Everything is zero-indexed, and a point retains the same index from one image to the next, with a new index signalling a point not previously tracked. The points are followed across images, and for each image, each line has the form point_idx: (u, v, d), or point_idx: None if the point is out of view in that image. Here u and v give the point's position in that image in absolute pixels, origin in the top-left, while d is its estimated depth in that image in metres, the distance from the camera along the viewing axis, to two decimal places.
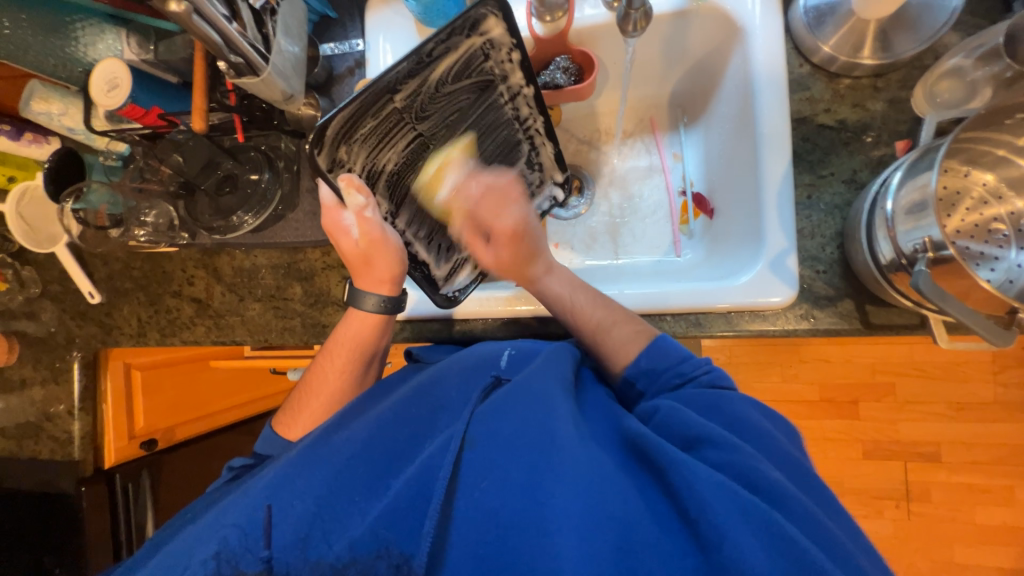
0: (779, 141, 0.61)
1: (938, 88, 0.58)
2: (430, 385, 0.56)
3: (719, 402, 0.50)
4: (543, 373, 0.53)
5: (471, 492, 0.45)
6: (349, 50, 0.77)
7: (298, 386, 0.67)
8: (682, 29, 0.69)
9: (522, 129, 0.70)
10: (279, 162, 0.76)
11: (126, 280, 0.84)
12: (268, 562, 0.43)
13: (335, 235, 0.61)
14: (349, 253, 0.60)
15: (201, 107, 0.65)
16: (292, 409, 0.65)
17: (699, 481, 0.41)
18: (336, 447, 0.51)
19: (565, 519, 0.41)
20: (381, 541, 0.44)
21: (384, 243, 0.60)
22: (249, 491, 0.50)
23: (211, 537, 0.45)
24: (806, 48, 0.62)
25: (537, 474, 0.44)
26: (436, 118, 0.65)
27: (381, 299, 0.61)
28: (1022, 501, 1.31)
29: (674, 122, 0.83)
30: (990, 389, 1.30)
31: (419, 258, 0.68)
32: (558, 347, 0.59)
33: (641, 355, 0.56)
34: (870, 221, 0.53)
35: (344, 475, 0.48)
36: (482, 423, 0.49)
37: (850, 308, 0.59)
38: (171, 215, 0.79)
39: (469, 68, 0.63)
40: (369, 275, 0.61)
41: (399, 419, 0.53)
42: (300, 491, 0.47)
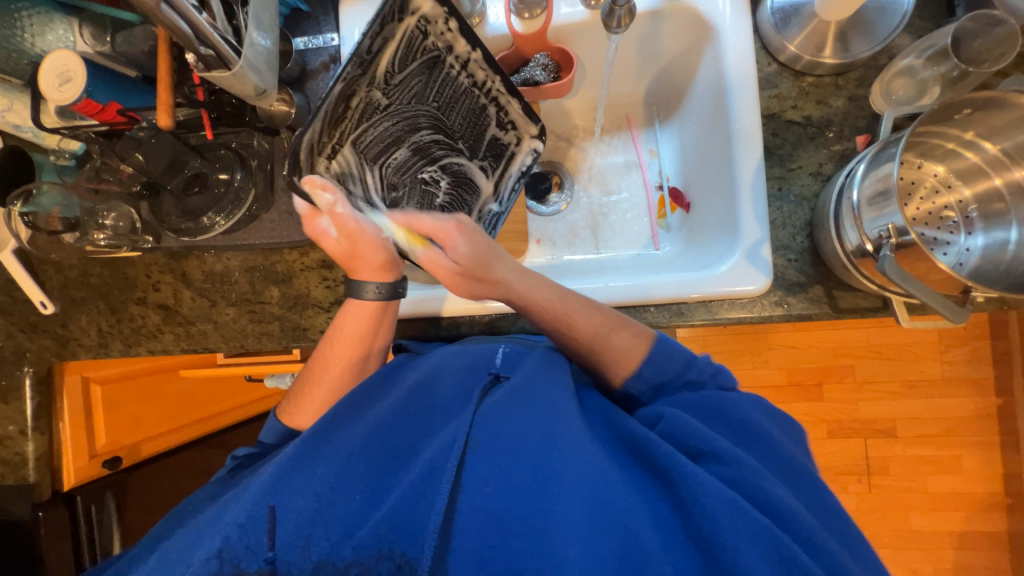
0: (752, 135, 0.63)
1: (893, 86, 0.62)
2: (429, 383, 0.55)
3: (725, 406, 0.52)
4: (546, 376, 0.53)
5: (475, 495, 0.45)
6: (323, 45, 0.75)
7: (301, 372, 0.65)
8: (657, 27, 0.71)
9: (484, 95, 0.69)
10: (252, 162, 0.74)
11: (83, 288, 0.79)
12: (272, 563, 0.43)
13: (317, 239, 0.57)
14: (339, 252, 0.58)
15: (166, 103, 0.60)
16: (296, 399, 0.63)
17: (708, 495, 0.42)
18: (336, 449, 0.49)
19: (568, 524, 0.42)
20: (384, 543, 0.44)
21: (362, 234, 0.56)
22: (247, 489, 0.49)
23: (212, 535, 0.44)
24: (773, 48, 0.65)
25: (544, 478, 0.45)
26: (398, 110, 0.64)
27: (379, 286, 0.59)
28: (968, 468, 1.42)
29: (649, 119, 0.86)
30: (938, 366, 1.41)
31: None
32: (549, 350, 0.59)
33: (643, 364, 0.57)
34: (837, 210, 0.57)
35: (346, 478, 0.47)
36: (485, 425, 0.49)
37: (820, 294, 0.63)
38: (133, 217, 0.75)
39: (411, 50, 0.62)
40: (360, 266, 0.58)
41: (398, 421, 0.52)
42: (300, 488, 0.46)
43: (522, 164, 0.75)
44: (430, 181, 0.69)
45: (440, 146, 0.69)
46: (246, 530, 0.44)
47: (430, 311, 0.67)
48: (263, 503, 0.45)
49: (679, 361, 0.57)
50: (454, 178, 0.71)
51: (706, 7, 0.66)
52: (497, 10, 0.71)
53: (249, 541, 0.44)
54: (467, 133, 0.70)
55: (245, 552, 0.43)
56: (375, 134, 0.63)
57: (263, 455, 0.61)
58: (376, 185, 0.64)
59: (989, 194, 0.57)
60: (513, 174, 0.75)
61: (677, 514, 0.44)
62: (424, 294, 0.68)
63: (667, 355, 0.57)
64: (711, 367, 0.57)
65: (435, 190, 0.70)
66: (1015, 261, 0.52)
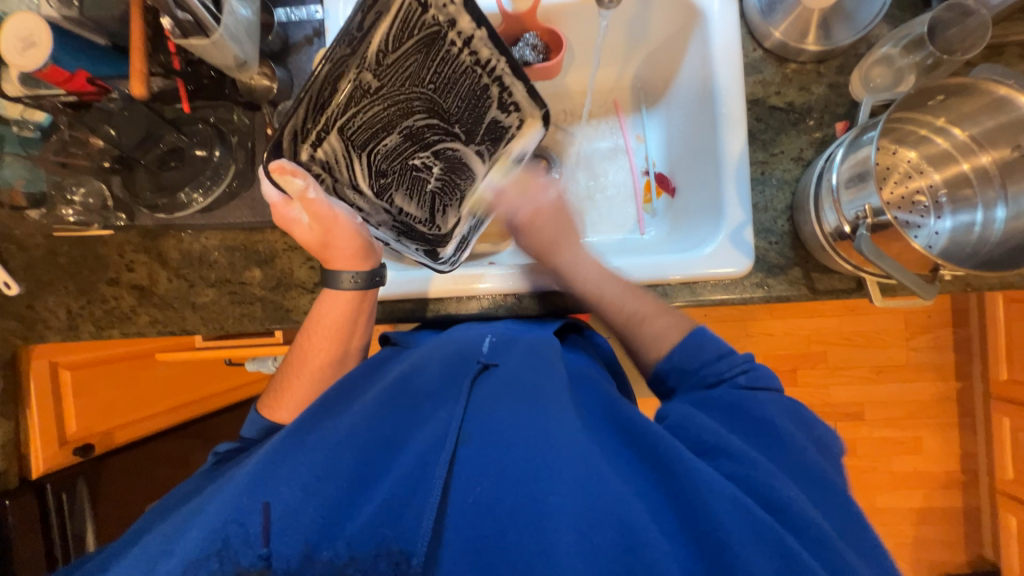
0: (738, 117, 0.65)
1: (871, 74, 0.64)
2: (411, 373, 0.53)
3: (748, 405, 0.51)
4: (535, 368, 0.52)
5: (466, 488, 0.43)
6: (306, 18, 0.73)
7: (282, 365, 0.64)
8: (646, 11, 0.72)
9: (489, 78, 0.66)
10: (232, 137, 0.71)
11: (51, 268, 0.75)
12: (267, 559, 0.40)
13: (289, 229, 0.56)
14: (313, 241, 0.57)
15: (141, 71, 0.58)
16: (277, 389, 0.62)
17: (711, 491, 0.41)
18: (324, 438, 0.47)
19: (565, 516, 0.40)
20: (382, 541, 0.41)
21: (337, 221, 0.55)
22: (229, 485, 0.46)
23: (199, 530, 0.42)
24: (760, 34, 0.67)
25: (536, 468, 0.43)
26: (389, 93, 0.64)
27: (355, 274, 0.58)
28: (929, 449, 1.50)
29: (636, 104, 0.86)
30: (905, 352, 1.47)
31: (412, 223, 0.71)
32: (538, 338, 0.57)
33: (674, 350, 0.58)
34: (817, 193, 0.58)
35: (336, 466, 0.45)
36: (475, 416, 0.48)
37: (799, 275, 0.65)
38: (103, 194, 0.72)
39: (407, 26, 0.59)
40: (335, 255, 0.57)
41: (387, 412, 0.49)
42: (287, 478, 0.44)
43: (523, 149, 0.73)
44: (421, 166, 0.71)
45: (434, 130, 0.69)
46: (238, 525, 0.41)
47: (414, 293, 0.67)
48: (256, 499, 0.42)
49: (710, 353, 0.56)
50: (446, 164, 0.72)
51: None
52: None
53: (240, 532, 0.41)
54: (464, 117, 0.69)
55: (243, 545, 0.40)
56: (364, 120, 0.64)
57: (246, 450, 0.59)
58: (364, 173, 0.67)
59: (957, 179, 0.60)
60: (512, 160, 0.74)
61: (675, 508, 0.43)
62: (406, 276, 0.67)
63: (702, 346, 0.57)
64: (745, 365, 0.55)
65: (426, 175, 0.72)
66: (981, 242, 0.56)
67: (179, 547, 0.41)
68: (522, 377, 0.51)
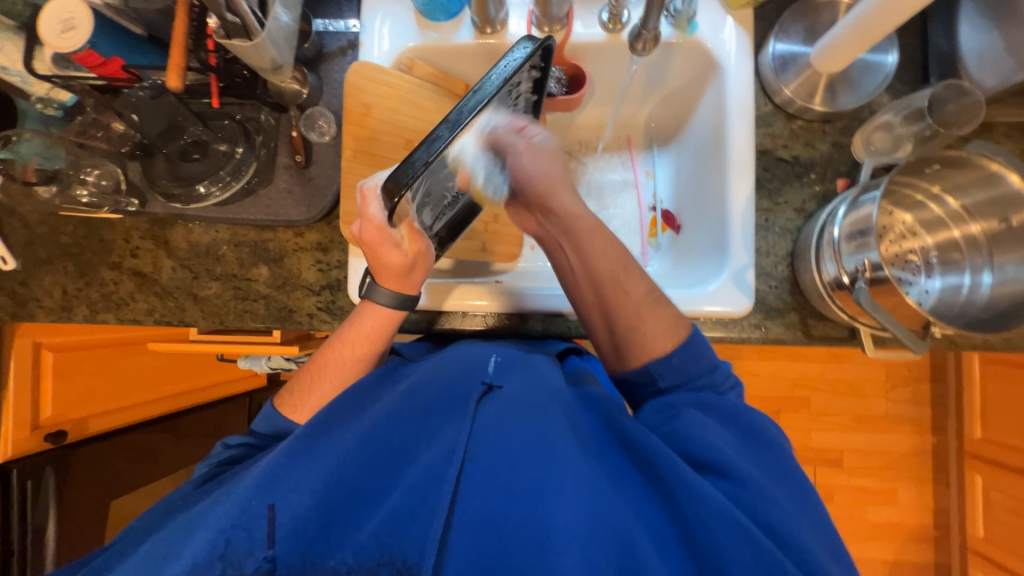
0: (745, 165, 0.68)
1: (872, 137, 0.69)
2: (419, 387, 0.51)
3: (741, 416, 0.51)
4: (541, 389, 0.50)
5: (470, 504, 0.43)
6: (343, 30, 0.75)
7: (306, 364, 0.61)
8: (667, 59, 0.75)
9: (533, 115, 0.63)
10: (257, 137, 0.73)
11: (52, 247, 0.74)
12: (272, 561, 0.42)
13: (375, 253, 0.55)
14: (390, 267, 0.56)
15: (179, 65, 0.58)
16: (298, 388, 0.58)
17: (709, 517, 0.41)
18: (332, 447, 0.47)
19: (566, 540, 0.40)
20: (386, 548, 0.42)
21: (428, 255, 0.58)
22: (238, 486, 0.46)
23: (205, 531, 0.42)
24: (771, 90, 0.71)
25: (540, 488, 0.43)
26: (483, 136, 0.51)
27: (397, 295, 0.58)
28: (903, 501, 1.52)
29: (648, 142, 0.90)
30: (884, 403, 1.51)
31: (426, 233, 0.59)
32: (538, 357, 0.57)
33: (675, 351, 0.54)
34: (819, 244, 0.62)
35: (344, 477, 0.45)
36: (483, 433, 0.46)
37: (795, 320, 0.67)
38: (118, 178, 0.72)
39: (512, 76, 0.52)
40: (393, 279, 0.57)
41: (396, 423, 0.48)
42: (296, 483, 0.44)
43: None
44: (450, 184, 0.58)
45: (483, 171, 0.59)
46: (245, 526, 0.42)
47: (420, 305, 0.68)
48: (262, 502, 0.43)
49: (705, 363, 0.54)
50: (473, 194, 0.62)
51: (713, 44, 0.71)
52: (518, 22, 0.72)
53: (248, 536, 0.42)
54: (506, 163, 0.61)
55: (248, 550, 0.42)
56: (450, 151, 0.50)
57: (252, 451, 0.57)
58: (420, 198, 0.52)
59: (947, 243, 0.64)
60: None
61: (675, 527, 0.43)
62: None
63: (698, 355, 0.54)
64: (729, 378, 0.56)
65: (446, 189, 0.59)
66: (968, 305, 0.59)
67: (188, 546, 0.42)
68: (528, 399, 0.49)
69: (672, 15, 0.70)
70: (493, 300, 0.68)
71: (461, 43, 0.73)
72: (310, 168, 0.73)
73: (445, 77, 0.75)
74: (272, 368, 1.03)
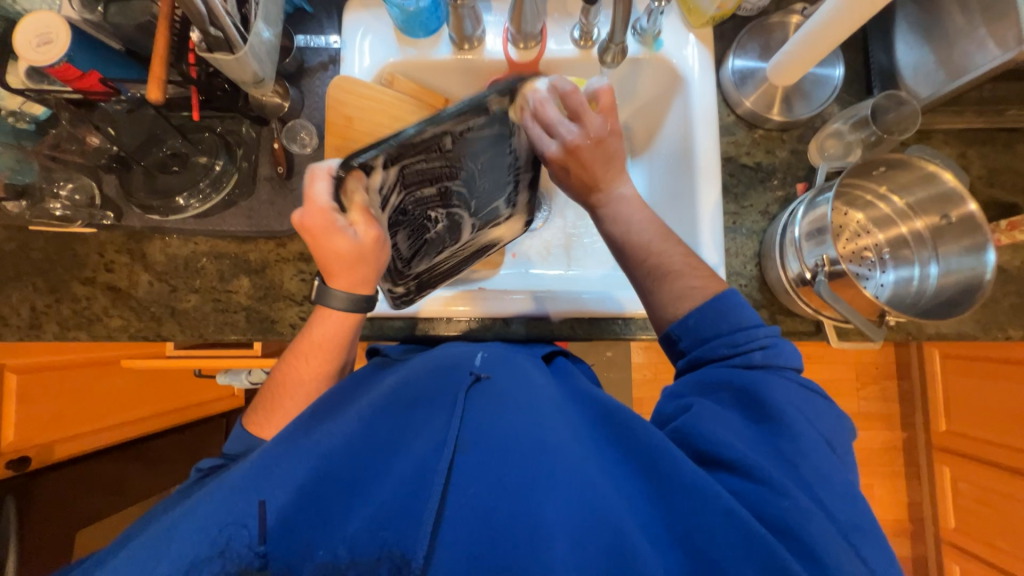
0: (712, 171, 0.72)
1: (826, 144, 0.74)
2: (408, 383, 0.51)
3: (762, 395, 0.48)
4: (526, 385, 0.52)
5: (464, 492, 0.42)
6: (324, 46, 0.77)
7: (266, 382, 0.61)
8: (637, 72, 0.79)
9: (523, 175, 0.68)
10: (237, 150, 0.73)
11: (21, 262, 0.72)
12: (264, 557, 0.40)
13: (322, 241, 0.51)
14: (338, 258, 0.52)
15: (160, 77, 0.58)
16: (265, 409, 0.59)
17: (701, 509, 0.41)
18: (317, 443, 0.46)
19: (557, 524, 0.40)
20: (383, 543, 0.41)
21: (385, 252, 0.55)
22: (225, 483, 0.44)
23: (189, 530, 0.40)
24: (733, 101, 0.76)
25: (531, 476, 0.43)
26: (455, 158, 0.57)
27: (353, 299, 0.56)
28: (878, 496, 1.58)
29: (622, 152, 0.94)
30: (855, 402, 1.57)
31: (397, 251, 0.62)
32: (523, 359, 0.58)
33: (691, 313, 0.55)
34: (782, 243, 0.66)
35: (333, 470, 0.44)
36: (472, 424, 0.46)
37: (765, 317, 0.71)
38: (92, 191, 0.71)
39: (497, 122, 0.56)
40: (343, 277, 0.54)
41: (383, 417, 0.48)
42: (282, 480, 0.43)
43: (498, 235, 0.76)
44: (433, 218, 0.64)
45: (460, 199, 0.64)
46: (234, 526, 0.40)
47: (402, 312, 0.69)
48: (251, 500, 0.41)
49: (730, 323, 0.53)
50: (451, 225, 0.67)
51: (678, 59, 0.75)
52: (494, 39, 0.76)
53: (242, 533, 0.40)
54: (485, 198, 0.67)
55: (243, 546, 0.40)
56: (422, 167, 0.55)
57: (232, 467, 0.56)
58: (393, 207, 0.56)
59: (898, 240, 0.69)
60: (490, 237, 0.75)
61: (664, 519, 0.43)
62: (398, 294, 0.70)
63: (723, 313, 0.53)
64: (764, 341, 0.52)
65: (431, 227, 0.65)
66: (919, 294, 0.64)
67: (174, 540, 0.40)
68: (514, 392, 0.50)
69: (638, 33, 0.74)
70: (475, 306, 0.69)
71: (441, 59, 0.76)
72: (291, 179, 0.74)
73: (424, 91, 0.78)
74: (252, 384, 1.01)
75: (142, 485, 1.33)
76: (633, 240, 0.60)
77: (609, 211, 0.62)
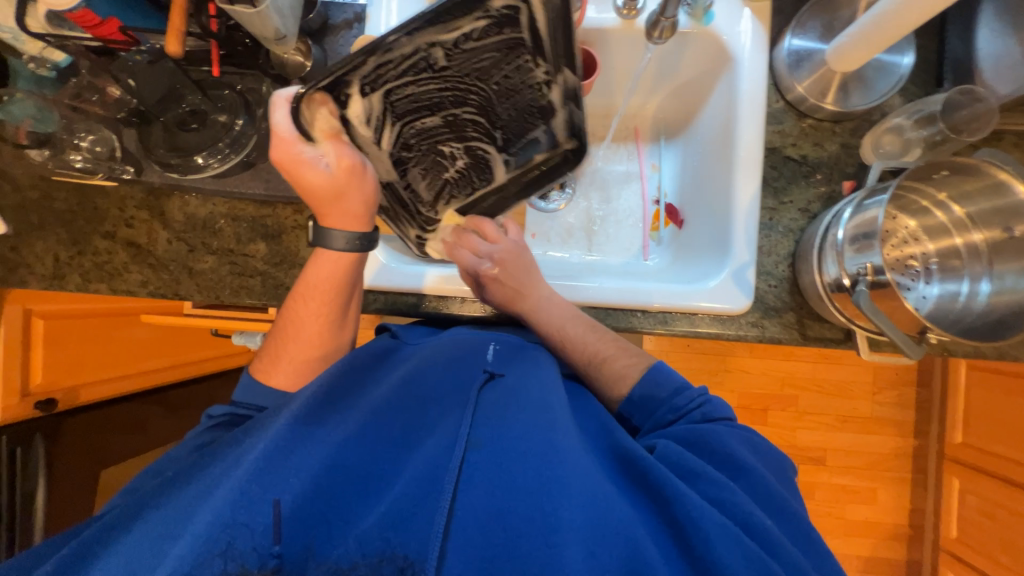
0: (753, 162, 0.67)
1: (882, 140, 0.68)
2: (416, 377, 0.52)
3: (715, 439, 0.50)
4: (540, 383, 0.51)
5: (472, 492, 0.42)
6: (349, 2, 0.73)
7: (271, 329, 0.62)
8: (681, 49, 0.73)
9: (552, 95, 0.58)
10: (258, 110, 0.71)
11: (44, 213, 0.73)
12: (278, 559, 0.39)
13: (297, 173, 0.52)
14: (316, 188, 0.53)
15: (179, 30, 0.55)
16: (270, 354, 0.60)
17: (705, 518, 0.41)
18: (333, 433, 0.46)
19: (572, 531, 0.39)
20: (387, 545, 0.39)
21: (362, 176, 0.55)
22: (238, 464, 0.44)
23: (204, 512, 0.40)
24: (784, 86, 0.70)
25: (543, 480, 0.42)
26: (451, 77, 0.55)
27: (352, 237, 0.56)
28: (881, 500, 1.56)
29: (656, 134, 0.89)
30: (870, 405, 1.53)
31: (412, 189, 0.68)
32: (537, 356, 0.56)
33: (635, 387, 0.58)
34: (822, 246, 0.62)
35: (345, 463, 0.44)
36: (484, 426, 0.47)
37: (792, 320, 0.68)
38: (112, 144, 0.70)
39: (498, 25, 0.49)
40: (332, 211, 0.55)
41: (397, 413, 0.49)
42: (296, 469, 0.43)
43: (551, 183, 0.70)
44: (448, 154, 0.65)
45: (476, 129, 0.62)
46: (241, 522, 0.39)
47: (409, 287, 0.67)
48: (263, 493, 0.41)
49: (667, 388, 0.57)
50: (473, 160, 0.66)
51: (730, 36, 0.69)
52: None
53: (243, 534, 0.39)
54: (509, 126, 0.62)
55: (251, 543, 0.39)
56: (414, 93, 0.56)
57: (238, 415, 0.57)
58: (391, 140, 0.61)
59: (949, 250, 0.64)
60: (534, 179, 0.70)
61: (671, 530, 0.42)
62: (404, 270, 0.68)
63: (660, 381, 0.57)
64: (702, 398, 0.55)
65: (448, 164, 0.66)
66: (965, 311, 0.60)
67: (191, 525, 0.40)
68: (528, 393, 0.50)
69: (689, 4, 0.69)
70: (489, 288, 0.67)
71: None
72: None
73: None
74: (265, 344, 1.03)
75: (160, 429, 1.40)
76: (567, 334, 0.62)
77: (543, 312, 0.64)
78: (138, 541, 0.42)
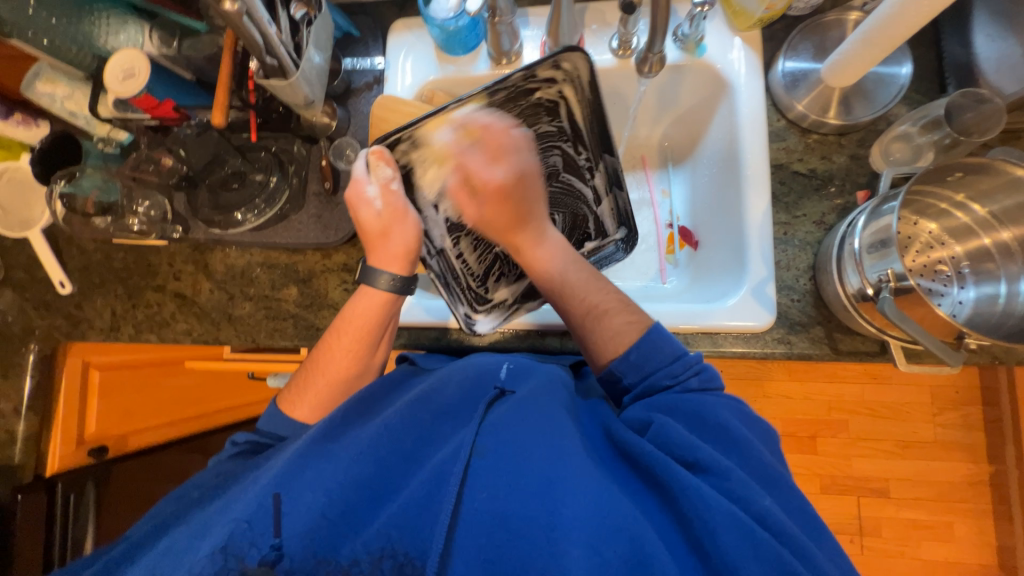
0: (761, 178, 0.68)
1: (892, 147, 0.68)
2: (429, 392, 0.52)
3: (704, 411, 0.49)
4: (546, 391, 0.51)
5: (476, 496, 0.42)
6: (369, 67, 0.81)
7: (301, 365, 0.64)
8: (677, 80, 0.77)
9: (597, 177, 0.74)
10: (290, 167, 0.77)
11: (104, 272, 0.81)
12: (277, 551, 0.41)
13: (354, 209, 0.61)
14: (368, 225, 0.61)
15: (223, 104, 0.63)
16: (297, 385, 0.62)
17: (710, 509, 0.39)
18: (345, 448, 0.47)
19: (575, 527, 0.39)
20: (391, 541, 0.41)
21: (405, 217, 0.61)
22: (256, 481, 0.46)
23: (220, 525, 0.42)
24: (783, 105, 0.72)
25: (546, 481, 0.42)
26: None
27: (392, 277, 0.61)
28: (962, 537, 1.39)
29: (663, 161, 0.91)
30: (931, 428, 1.41)
31: (464, 260, 0.74)
32: (553, 374, 0.56)
33: (631, 348, 0.54)
34: (840, 255, 0.61)
35: (353, 477, 0.44)
36: (492, 432, 0.46)
37: (821, 334, 0.66)
38: (165, 207, 0.78)
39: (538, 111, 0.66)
40: (381, 248, 0.61)
41: (410, 427, 0.49)
42: (310, 483, 0.44)
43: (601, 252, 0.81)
44: None
45: None
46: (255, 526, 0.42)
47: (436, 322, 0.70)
48: (273, 498, 0.43)
49: (667, 354, 0.53)
50: None
51: (723, 64, 0.72)
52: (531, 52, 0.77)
53: (253, 530, 0.41)
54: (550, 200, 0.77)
55: (264, 542, 0.41)
56: None
57: (260, 446, 0.59)
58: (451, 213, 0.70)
59: (979, 252, 0.62)
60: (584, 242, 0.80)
61: (681, 528, 0.41)
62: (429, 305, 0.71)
63: (660, 344, 0.54)
64: (697, 364, 0.53)
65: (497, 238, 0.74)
66: (1006, 314, 0.57)
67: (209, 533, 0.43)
68: (538, 402, 0.49)
69: (679, 39, 0.72)
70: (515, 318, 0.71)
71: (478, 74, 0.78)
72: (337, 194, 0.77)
73: None
74: None
75: None
76: (569, 279, 0.62)
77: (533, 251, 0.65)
78: (163, 551, 0.44)
